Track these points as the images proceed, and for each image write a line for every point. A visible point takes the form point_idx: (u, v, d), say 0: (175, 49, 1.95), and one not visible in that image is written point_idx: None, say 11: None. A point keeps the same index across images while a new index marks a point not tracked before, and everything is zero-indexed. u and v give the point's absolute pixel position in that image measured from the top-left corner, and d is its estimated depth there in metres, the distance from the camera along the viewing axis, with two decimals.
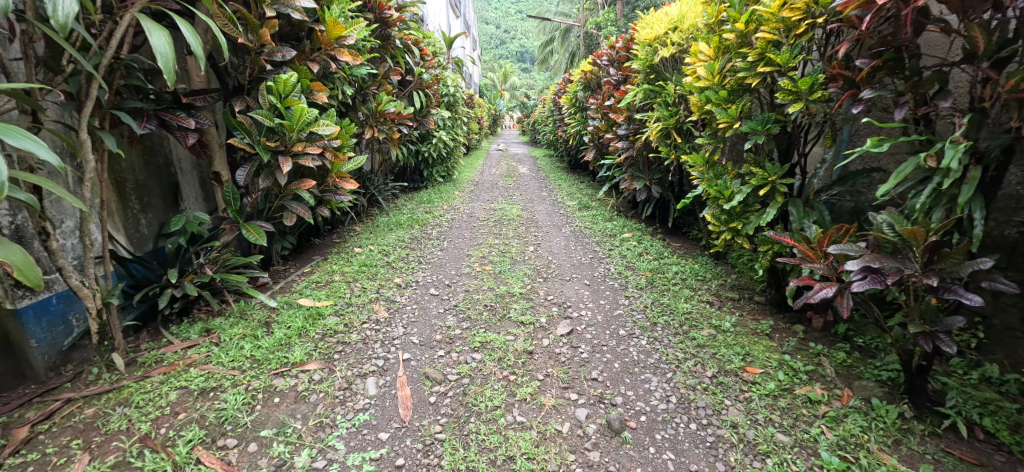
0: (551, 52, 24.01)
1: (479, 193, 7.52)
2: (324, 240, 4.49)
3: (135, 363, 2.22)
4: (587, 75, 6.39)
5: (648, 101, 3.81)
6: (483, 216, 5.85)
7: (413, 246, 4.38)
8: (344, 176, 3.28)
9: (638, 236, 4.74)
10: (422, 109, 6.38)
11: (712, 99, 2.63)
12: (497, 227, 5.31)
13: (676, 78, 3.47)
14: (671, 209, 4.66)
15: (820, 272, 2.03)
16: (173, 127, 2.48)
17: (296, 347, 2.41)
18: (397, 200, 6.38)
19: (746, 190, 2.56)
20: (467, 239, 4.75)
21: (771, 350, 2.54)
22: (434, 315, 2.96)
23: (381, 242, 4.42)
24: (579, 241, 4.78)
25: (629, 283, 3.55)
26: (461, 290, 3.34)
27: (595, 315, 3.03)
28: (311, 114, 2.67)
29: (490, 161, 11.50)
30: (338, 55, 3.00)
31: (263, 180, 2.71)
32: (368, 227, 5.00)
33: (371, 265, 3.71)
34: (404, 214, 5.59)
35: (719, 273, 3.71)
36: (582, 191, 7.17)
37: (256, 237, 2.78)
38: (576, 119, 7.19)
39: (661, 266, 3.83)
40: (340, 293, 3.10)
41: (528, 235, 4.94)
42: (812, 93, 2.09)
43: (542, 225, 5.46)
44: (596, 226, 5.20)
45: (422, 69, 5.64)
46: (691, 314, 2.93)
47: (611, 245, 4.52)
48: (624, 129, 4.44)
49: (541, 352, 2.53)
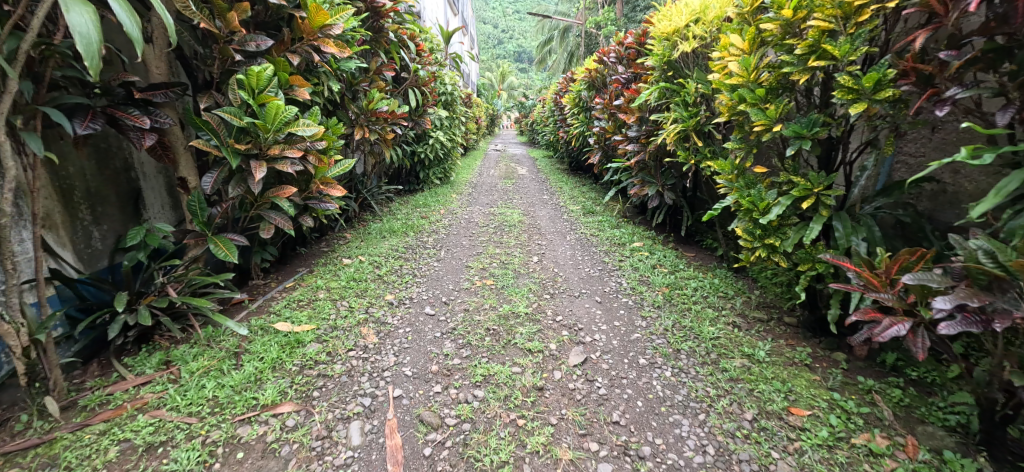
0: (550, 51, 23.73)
1: (478, 196, 7.19)
2: (311, 248, 4.14)
3: (74, 407, 1.91)
4: (593, 74, 6.08)
5: (664, 101, 3.49)
6: (482, 222, 5.51)
7: (407, 257, 4.03)
8: (329, 181, 2.95)
9: (649, 245, 4.43)
10: (418, 107, 6.04)
11: (747, 98, 2.28)
12: (497, 234, 4.97)
13: (696, 75, 3.15)
14: (685, 217, 4.36)
15: (888, 304, 1.71)
16: (125, 127, 2.16)
17: (268, 384, 2.09)
18: (391, 204, 6.03)
19: (786, 202, 2.25)
20: (466, 248, 4.41)
21: (815, 385, 2.23)
22: (430, 340, 2.63)
23: (372, 251, 4.08)
24: (586, 250, 4.45)
25: (644, 301, 3.22)
26: (460, 309, 3.01)
27: (611, 339, 2.71)
28: (290, 112, 2.36)
29: (488, 162, 11.16)
30: (322, 47, 2.68)
31: (233, 188, 2.38)
32: (360, 234, 4.66)
33: (361, 279, 3.38)
34: (398, 220, 5.25)
35: (742, 290, 3.39)
36: (585, 195, 6.86)
37: (225, 253, 2.44)
38: (579, 119, 6.88)
39: (678, 281, 3.50)
40: (324, 314, 2.77)
41: (531, 244, 4.62)
42: (877, 91, 1.75)
43: (545, 232, 5.14)
44: (604, 234, 4.87)
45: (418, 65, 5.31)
46: (720, 339, 2.61)
47: (620, 255, 4.19)
48: (635, 131, 4.12)
49: (552, 388, 2.21)
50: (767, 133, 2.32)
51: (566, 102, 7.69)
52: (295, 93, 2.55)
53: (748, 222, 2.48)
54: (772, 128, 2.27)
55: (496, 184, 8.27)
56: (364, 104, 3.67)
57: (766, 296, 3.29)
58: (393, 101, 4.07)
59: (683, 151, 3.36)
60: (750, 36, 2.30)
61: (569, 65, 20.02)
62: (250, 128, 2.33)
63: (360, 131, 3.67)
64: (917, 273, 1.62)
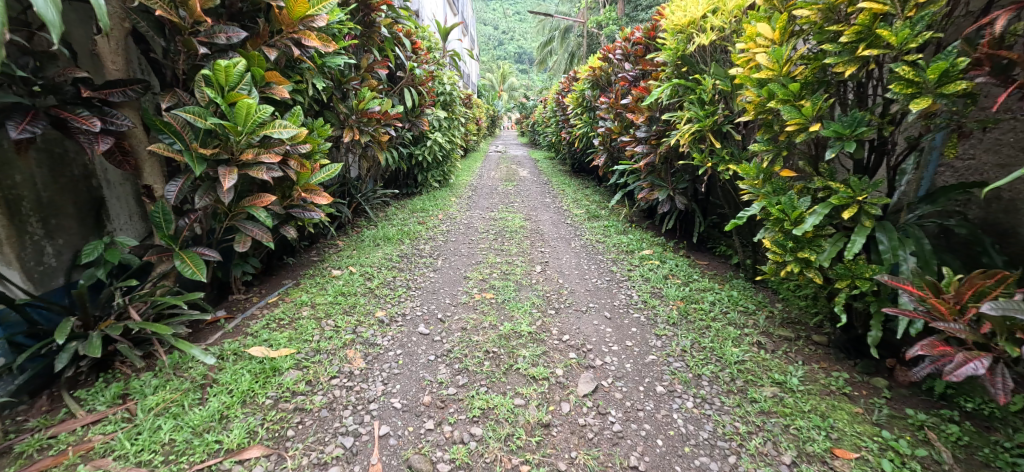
0: (550, 52, 23.50)
1: (478, 200, 6.93)
2: (299, 259, 3.88)
3: (8, 455, 1.70)
4: (597, 72, 5.84)
5: (677, 99, 3.23)
6: (482, 227, 5.25)
7: (401, 267, 3.78)
8: (313, 188, 2.69)
9: (659, 252, 4.17)
10: (415, 107, 5.78)
11: (778, 93, 2.03)
12: (498, 241, 4.70)
13: (713, 71, 2.90)
14: (697, 223, 4.14)
15: (961, 338, 1.47)
16: (75, 130, 1.92)
17: (235, 424, 1.86)
18: (387, 209, 5.78)
19: (824, 211, 1.99)
20: (465, 257, 4.14)
21: (858, 419, 1.98)
22: (423, 364, 2.38)
23: (364, 261, 3.83)
24: (592, 258, 4.19)
25: (659, 317, 2.95)
26: (456, 328, 2.74)
27: (624, 362, 2.45)
28: (263, 112, 2.11)
29: (488, 164, 10.90)
30: (303, 40, 2.44)
31: (199, 197, 2.12)
32: (353, 242, 4.41)
33: (351, 293, 3.13)
34: (394, 226, 4.99)
35: (763, 304, 3.13)
36: (589, 198, 6.61)
37: (193, 271, 2.19)
38: (582, 119, 6.63)
39: (694, 293, 3.23)
40: (306, 335, 2.51)
41: (533, 251, 4.36)
42: (942, 84, 1.51)
43: (548, 238, 4.89)
44: (611, 241, 4.60)
45: (414, 64, 5.06)
46: (746, 363, 2.35)
47: (629, 264, 3.92)
48: (644, 131, 3.86)
49: (559, 424, 1.96)
50: (801, 133, 2.07)
51: (568, 102, 7.44)
52: (271, 91, 2.31)
53: (777, 234, 2.23)
54: (807, 127, 2.02)
55: (496, 187, 8.02)
56: (353, 103, 3.41)
57: (791, 312, 3.02)
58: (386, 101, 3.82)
59: (698, 154, 3.11)
60: (781, 25, 2.06)
61: (570, 65, 19.78)
62: (218, 130, 2.08)
63: (350, 133, 3.42)
64: (1000, 303, 1.38)
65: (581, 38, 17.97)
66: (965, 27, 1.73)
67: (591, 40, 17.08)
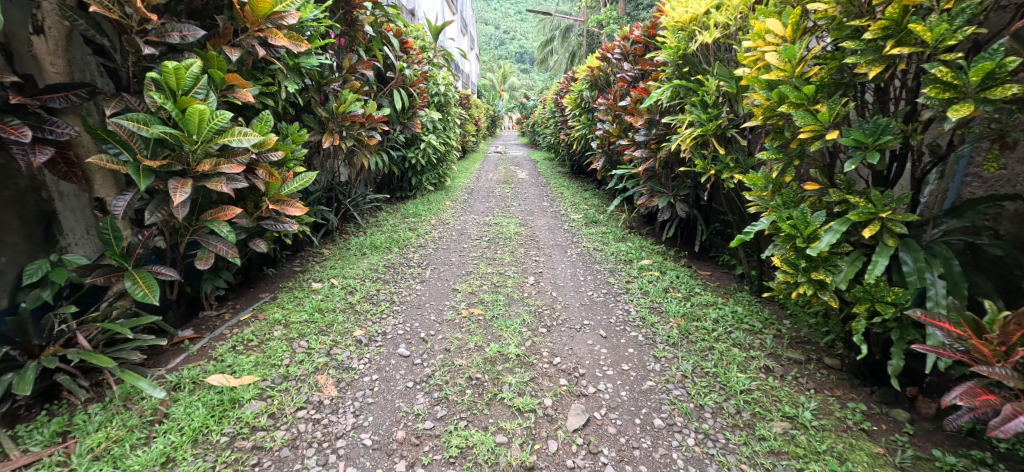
0: (551, 52, 23.29)
1: (473, 203, 6.73)
2: (280, 270, 3.69)
3: None
4: (596, 72, 5.64)
5: (679, 101, 3.03)
6: (475, 234, 5.05)
7: (387, 279, 3.58)
8: (285, 199, 2.50)
9: (659, 262, 3.97)
10: (406, 109, 5.59)
11: (790, 96, 1.83)
12: (491, 248, 4.51)
13: (717, 71, 2.70)
14: (699, 231, 3.97)
15: (1009, 383, 1.39)
16: (7, 141, 1.74)
17: (181, 469, 1.69)
18: (379, 214, 5.59)
19: (840, 229, 1.80)
20: (455, 266, 3.95)
21: (878, 461, 1.79)
22: (399, 393, 2.18)
23: (348, 272, 3.63)
24: (588, 268, 3.99)
25: (658, 336, 2.75)
26: (439, 349, 2.55)
27: (619, 390, 2.25)
28: (220, 118, 1.91)
29: (486, 165, 10.70)
30: (269, 39, 2.23)
31: (151, 213, 1.93)
32: (339, 250, 4.22)
33: (330, 309, 2.94)
34: (383, 233, 4.80)
35: (771, 321, 2.92)
36: (587, 202, 6.41)
37: (144, 294, 1.98)
38: (581, 121, 6.42)
39: (696, 309, 3.03)
40: (275, 359, 2.31)
41: (527, 260, 4.16)
42: (987, 88, 1.38)
43: (544, 245, 4.69)
44: (609, 249, 4.40)
45: (404, 64, 4.86)
46: (753, 393, 2.16)
47: (627, 275, 3.72)
48: (643, 135, 3.66)
49: (544, 467, 1.80)
50: (816, 141, 1.87)
51: (566, 102, 7.22)
52: (234, 95, 2.11)
53: (788, 251, 2.03)
54: (823, 135, 1.82)
55: (493, 190, 7.81)
56: (332, 105, 3.19)
57: (800, 330, 2.82)
58: (371, 103, 3.62)
59: (701, 161, 2.91)
60: (794, 21, 1.87)
61: (570, 64, 19.56)
62: (168, 139, 1.88)
63: (330, 137, 3.21)
64: None
65: (581, 38, 17.69)
66: (1006, 22, 1.54)
67: (592, 39, 16.86)
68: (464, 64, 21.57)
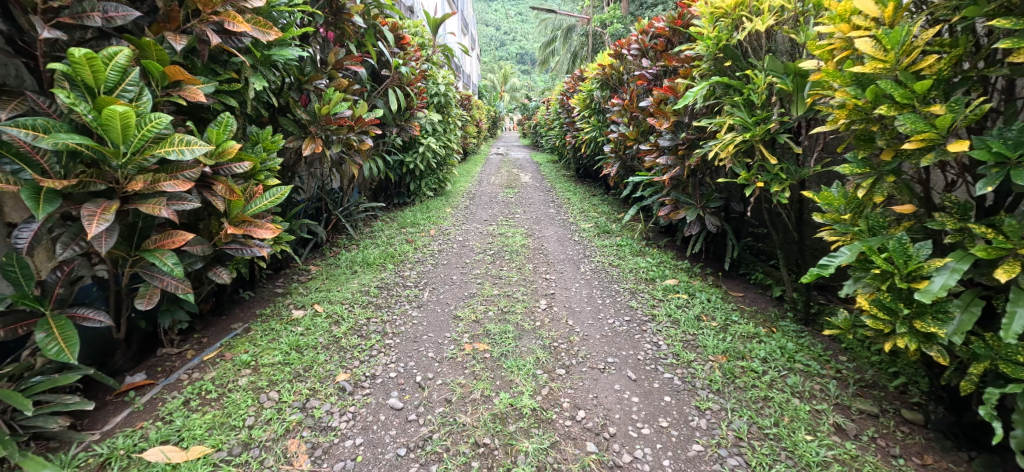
0: (553, 53, 22.99)
1: (475, 211, 6.30)
2: (258, 293, 3.27)
3: None
4: (607, 70, 5.22)
5: (716, 100, 2.61)
6: (479, 246, 4.63)
7: (379, 304, 3.15)
8: (252, 221, 2.09)
9: (686, 281, 3.55)
10: (403, 110, 5.16)
11: (893, 95, 1.42)
12: (496, 264, 4.08)
13: (769, 64, 2.28)
14: (729, 246, 3.57)
15: None
16: None
17: None
18: (374, 224, 5.17)
19: (951, 276, 1.42)
20: (457, 287, 3.52)
21: None
22: (388, 465, 1.77)
23: (336, 295, 3.21)
24: (606, 288, 3.56)
25: (696, 379, 2.32)
26: (438, 400, 2.12)
27: (659, 458, 1.84)
28: (155, 122, 1.52)
29: (488, 168, 10.27)
30: (226, 24, 1.82)
31: (63, 247, 1.53)
32: (327, 268, 3.80)
33: (310, 345, 2.51)
34: (378, 246, 4.38)
35: (826, 358, 2.50)
36: (597, 210, 5.98)
37: (57, 352, 1.57)
38: (590, 122, 5.99)
39: (738, 344, 2.60)
40: (236, 419, 1.90)
41: (536, 278, 3.73)
42: None
43: (553, 259, 4.27)
44: (627, 265, 3.97)
45: (400, 60, 4.43)
46: (831, 467, 1.77)
47: (651, 298, 3.30)
48: (668, 139, 3.24)
49: None
50: (927, 153, 1.46)
51: (573, 103, 6.78)
52: (181, 93, 1.70)
53: (875, 292, 1.61)
54: (938, 144, 1.41)
55: (497, 195, 7.39)
56: (312, 104, 2.71)
57: (862, 371, 2.39)
58: (360, 104, 3.19)
59: (744, 171, 2.49)
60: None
61: (573, 63, 19.11)
62: (84, 151, 1.47)
63: (312, 143, 2.73)
64: None
65: (584, 38, 17.28)
66: None
67: (595, 38, 16.42)
68: (465, 64, 21.10)
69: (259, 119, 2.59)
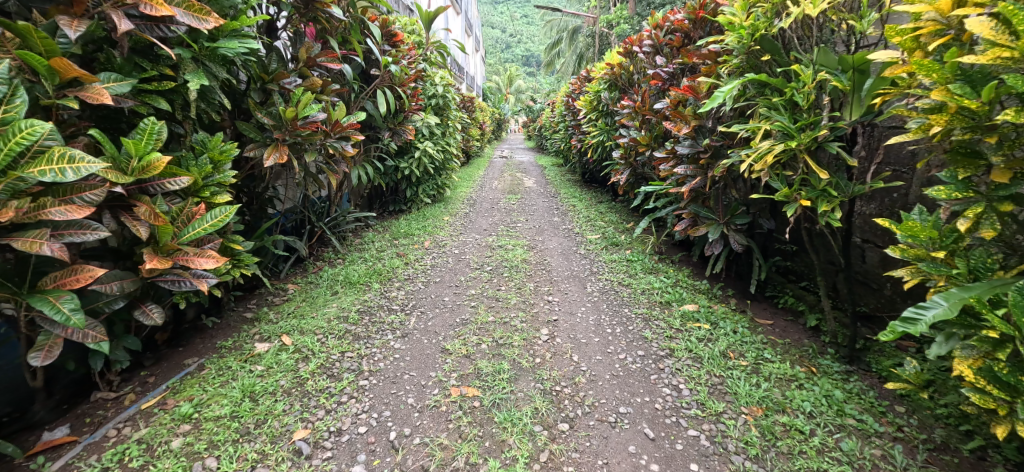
0: (559, 54, 22.71)
1: (475, 219, 5.92)
2: (224, 319, 2.91)
3: None
4: (616, 70, 4.84)
5: (748, 102, 2.24)
6: (475, 260, 4.25)
7: (357, 333, 2.77)
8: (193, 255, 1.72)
9: (706, 306, 3.15)
10: (396, 113, 4.80)
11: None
12: (493, 282, 3.68)
13: (819, 58, 1.90)
14: (756, 266, 3.17)
15: None
16: None
17: None
18: (364, 234, 4.81)
19: None
20: (448, 311, 3.13)
21: None
22: None
23: (311, 321, 2.83)
24: (616, 313, 3.17)
25: (728, 440, 1.95)
26: (414, 469, 1.77)
27: None
28: (34, 130, 1.30)
29: (490, 172, 9.89)
30: (141, 6, 1.48)
31: None
32: (307, 287, 3.43)
33: (271, 389, 2.14)
34: (366, 261, 4.00)
35: (880, 410, 2.12)
36: (604, 219, 5.59)
37: None
38: (597, 125, 5.60)
39: (774, 392, 2.22)
40: None
41: (537, 300, 3.35)
42: None
43: (556, 276, 3.89)
44: (638, 285, 3.56)
45: (390, 58, 4.07)
46: None
47: (667, 328, 2.90)
48: (687, 146, 2.86)
49: None
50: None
51: (579, 105, 6.38)
52: (80, 94, 1.41)
53: (982, 358, 1.41)
54: None
55: (498, 201, 7.01)
56: (276, 106, 2.31)
57: (926, 429, 2.00)
58: (339, 106, 2.81)
59: (784, 188, 2.10)
60: None
61: (579, 63, 18.67)
62: None
63: (276, 151, 2.33)
64: None
65: (590, 39, 16.89)
66: None
67: (602, 39, 15.99)
68: (469, 64, 20.75)
69: (215, 125, 2.23)
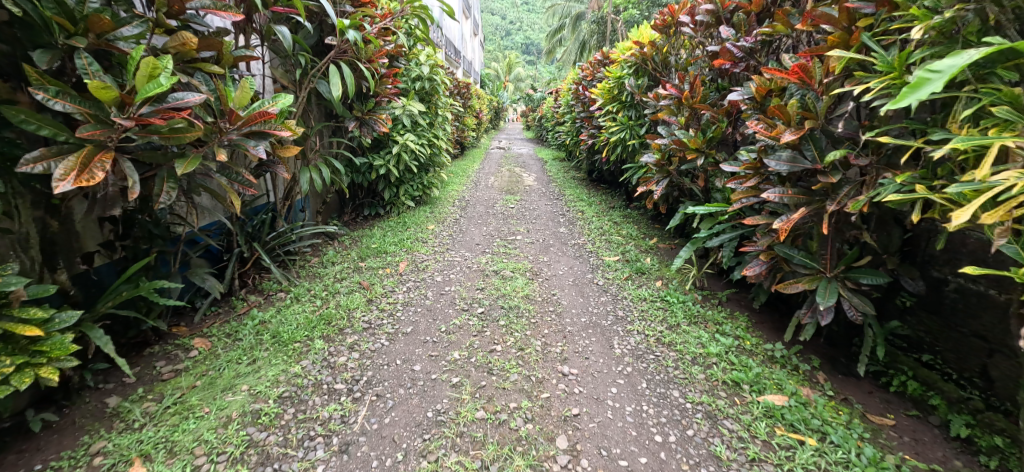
0: (561, 41, 21.48)
1: (466, 229, 4.84)
2: (74, 411, 1.86)
3: None
4: (649, 49, 3.78)
5: (951, 97, 1.28)
6: (463, 295, 3.20)
7: (270, 448, 1.77)
8: None
9: (796, 391, 2.15)
10: (367, 98, 3.76)
11: None
12: (486, 337, 2.64)
13: None
14: (868, 338, 2.15)
15: None
16: None
17: None
18: (323, 252, 3.75)
19: None
20: (417, 396, 2.11)
21: None
22: None
23: (197, 426, 1.81)
24: (662, 400, 2.16)
25: None
26: None
27: None
28: None
29: (487, 168, 8.69)
30: None
31: None
32: (218, 344, 2.38)
33: None
34: (314, 297, 2.95)
35: None
36: (623, 234, 4.53)
37: None
38: (618, 119, 4.56)
39: None
40: None
41: (547, 373, 2.32)
42: None
43: (570, 324, 2.85)
44: (687, 348, 2.53)
45: (355, 22, 3.02)
46: None
47: (747, 440, 1.90)
48: (786, 158, 1.87)
49: None
50: None
51: (592, 93, 5.30)
52: None
53: None
54: None
55: (494, 204, 5.93)
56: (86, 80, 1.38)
57: None
58: (241, 84, 1.81)
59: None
60: None
61: (582, 50, 17.44)
62: None
63: (83, 162, 1.39)
64: None
65: (597, 23, 15.69)
66: None
67: (609, 25, 14.83)
68: (463, 48, 19.49)
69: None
